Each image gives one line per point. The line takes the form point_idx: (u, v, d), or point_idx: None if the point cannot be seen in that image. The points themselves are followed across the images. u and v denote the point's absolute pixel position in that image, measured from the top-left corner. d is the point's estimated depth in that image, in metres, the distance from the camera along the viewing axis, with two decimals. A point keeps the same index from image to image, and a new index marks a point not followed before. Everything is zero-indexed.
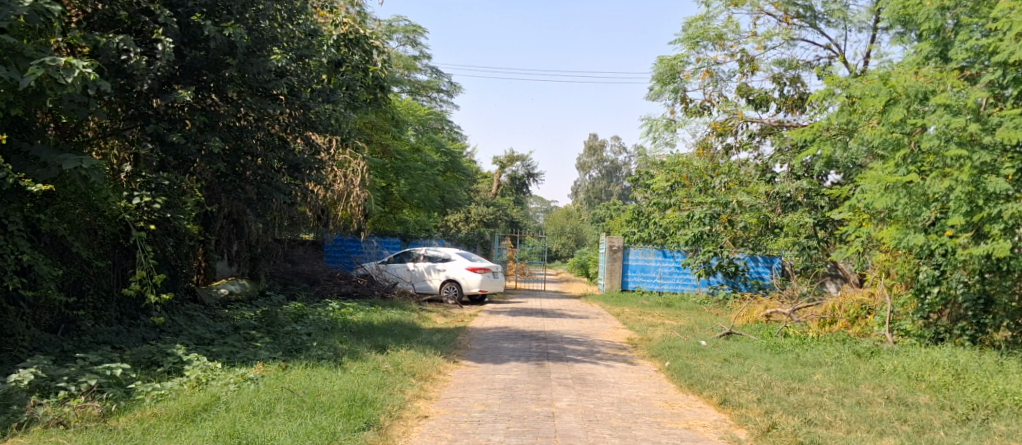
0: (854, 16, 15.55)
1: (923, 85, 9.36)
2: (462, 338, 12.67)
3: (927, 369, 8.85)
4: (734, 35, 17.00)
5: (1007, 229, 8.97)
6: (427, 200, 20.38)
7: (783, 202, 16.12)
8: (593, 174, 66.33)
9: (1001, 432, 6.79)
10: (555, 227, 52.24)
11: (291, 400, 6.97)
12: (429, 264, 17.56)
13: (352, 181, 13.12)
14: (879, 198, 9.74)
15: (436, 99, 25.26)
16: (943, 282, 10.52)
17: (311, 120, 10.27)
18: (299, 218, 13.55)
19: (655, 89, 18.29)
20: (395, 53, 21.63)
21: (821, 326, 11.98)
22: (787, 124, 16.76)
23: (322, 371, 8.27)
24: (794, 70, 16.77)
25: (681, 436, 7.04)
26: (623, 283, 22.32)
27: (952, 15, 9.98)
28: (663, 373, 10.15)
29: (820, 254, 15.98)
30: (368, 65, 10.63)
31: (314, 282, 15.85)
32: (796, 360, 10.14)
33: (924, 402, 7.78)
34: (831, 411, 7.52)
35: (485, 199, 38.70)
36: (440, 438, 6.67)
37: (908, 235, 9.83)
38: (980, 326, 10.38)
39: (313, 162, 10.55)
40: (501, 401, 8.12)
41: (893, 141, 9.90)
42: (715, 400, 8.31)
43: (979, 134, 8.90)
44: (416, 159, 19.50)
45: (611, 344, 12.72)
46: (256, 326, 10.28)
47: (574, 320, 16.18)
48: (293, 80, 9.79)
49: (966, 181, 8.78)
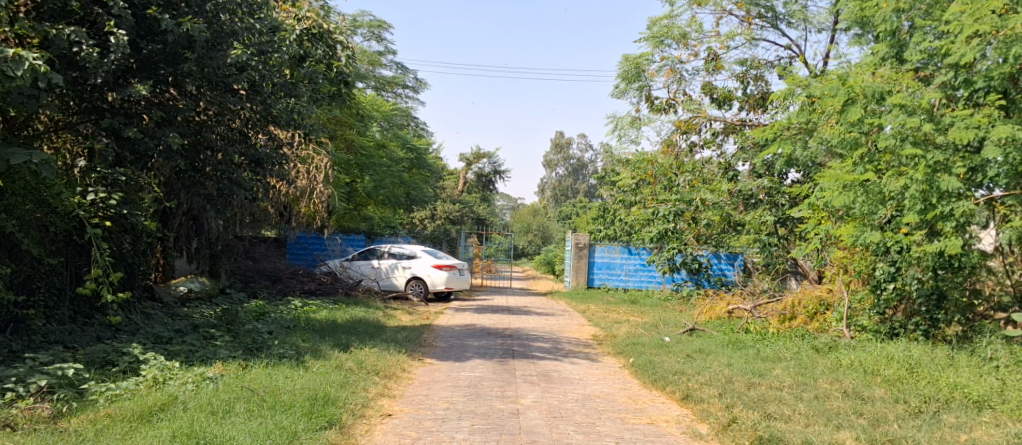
0: (813, 17, 15.80)
1: (880, 86, 9.64)
2: (426, 335, 12.66)
3: (882, 364, 9.03)
4: (698, 34, 17.19)
5: (959, 227, 9.22)
6: (393, 197, 20.26)
7: (746, 200, 16.25)
8: (560, 172, 66.51)
9: (951, 424, 6.97)
10: (522, 225, 52.28)
11: (252, 399, 6.89)
12: (394, 262, 17.47)
13: (315, 177, 12.91)
14: (839, 196, 9.93)
15: (401, 95, 25.19)
16: (898, 278, 10.73)
17: (272, 116, 10.24)
18: (259, 213, 13.29)
19: (621, 87, 18.40)
20: (359, 49, 21.51)
21: (781, 322, 12.17)
22: (750, 123, 17.02)
23: (283, 370, 8.19)
24: (756, 69, 16.99)
25: (645, 432, 7.11)
26: (589, 281, 22.46)
27: (907, 17, 10.16)
28: (628, 370, 10.23)
29: (781, 251, 15.87)
30: (331, 60, 10.46)
31: (275, 280, 15.64)
32: (756, 356, 10.30)
33: (879, 396, 7.94)
34: (791, 405, 7.64)
35: (451, 196, 38.61)
36: (404, 436, 6.66)
37: (865, 233, 10.01)
38: (933, 321, 10.62)
39: (275, 157, 10.38)
40: (465, 399, 8.11)
41: (851, 140, 10.09)
42: (678, 395, 8.42)
43: (932, 134, 9.10)
44: (382, 156, 19.38)
45: (576, 342, 12.78)
46: (214, 324, 10.11)
47: (539, 318, 16.21)
48: (254, 75, 9.68)
49: (920, 180, 8.99)
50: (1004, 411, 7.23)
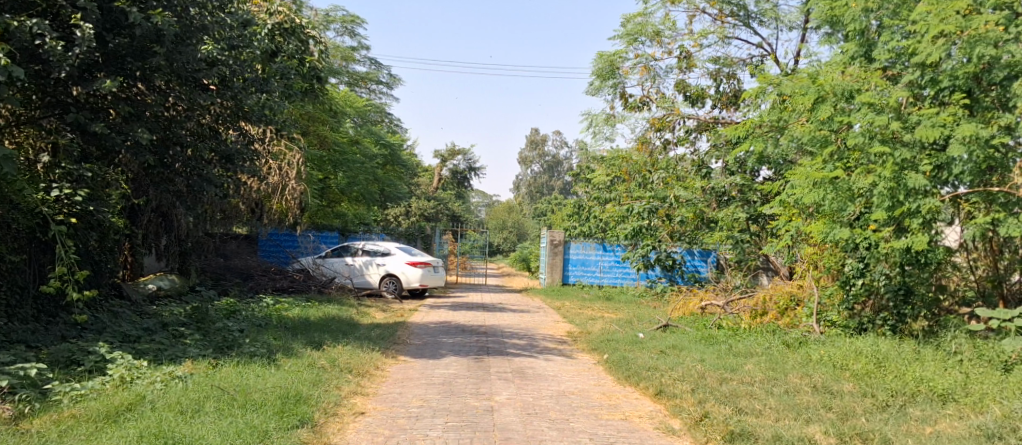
0: (784, 16, 15.97)
1: (850, 84, 9.77)
2: (401, 332, 12.64)
3: (851, 359, 9.15)
4: (672, 32, 17.30)
5: (926, 223, 9.40)
6: (367, 194, 20.15)
7: (718, 197, 16.32)
8: (535, 169, 66.58)
9: (917, 417, 7.09)
10: (497, 222, 52.30)
11: (222, 398, 6.82)
12: (367, 259, 17.39)
13: (288, 174, 12.76)
14: (808, 193, 10.07)
15: (375, 91, 25.06)
16: (866, 274, 10.91)
17: (244, 112, 10.12)
18: (231, 210, 13.06)
19: (595, 85, 18.46)
20: (333, 44, 21.36)
21: (753, 318, 12.34)
22: (723, 121, 17.16)
23: (255, 368, 8.13)
24: (729, 67, 17.14)
25: (618, 428, 7.15)
26: (564, 278, 22.52)
27: (876, 17, 10.28)
28: (601, 366, 10.29)
29: (753, 248, 15.94)
30: (303, 55, 10.58)
31: (246, 278, 15.49)
32: (729, 352, 10.40)
33: (848, 390, 8.06)
34: (761, 400, 7.73)
35: (426, 193, 38.53)
36: (377, 434, 6.64)
37: (834, 230, 10.14)
38: (901, 316, 10.79)
39: (246, 152, 10.27)
40: (440, 396, 8.09)
41: (821, 138, 10.17)
42: (651, 391, 8.48)
43: (900, 131, 9.22)
44: (355, 152, 19.27)
45: (551, 338, 12.81)
46: (184, 322, 9.98)
47: (514, 314, 16.22)
48: (224, 71, 9.56)
49: (888, 177, 9.15)
50: (967, 403, 7.36)
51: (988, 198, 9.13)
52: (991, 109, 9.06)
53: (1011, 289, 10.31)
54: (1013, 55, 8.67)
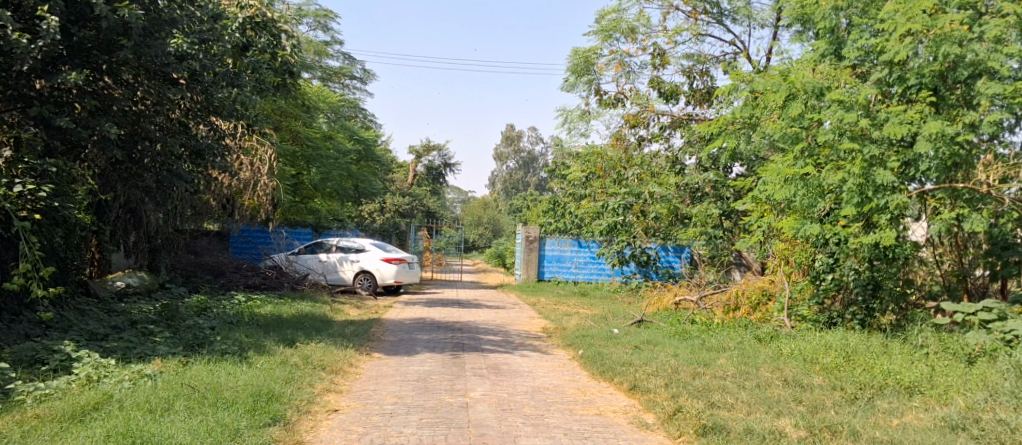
0: (757, 14, 16.12)
1: (820, 82, 9.88)
2: (375, 329, 12.58)
3: (821, 352, 9.28)
4: (646, 29, 17.37)
5: (894, 219, 9.56)
6: (342, 190, 20.04)
7: (692, 194, 16.48)
8: (510, 165, 66.62)
9: (884, 409, 7.21)
10: (472, 218, 52.22)
11: (192, 397, 6.76)
12: (342, 256, 17.29)
13: (260, 169, 12.62)
14: (779, 190, 10.23)
15: (348, 86, 24.92)
16: (836, 269, 11.02)
17: (215, 107, 9.95)
18: (202, 207, 12.78)
19: (570, 81, 18.52)
20: (305, 39, 21.20)
21: (725, 313, 12.50)
22: (696, 117, 17.30)
23: (226, 366, 8.06)
24: (703, 65, 17.26)
25: (592, 423, 7.20)
26: (539, 274, 22.56)
27: (845, 15, 10.40)
28: (577, 361, 10.33)
29: (725, 244, 16.08)
30: (275, 49, 10.48)
31: (218, 275, 15.31)
32: (702, 346, 10.49)
33: (818, 383, 8.17)
34: (733, 394, 7.82)
35: (401, 190, 38.43)
36: (351, 432, 6.61)
37: (805, 226, 10.28)
38: (869, 310, 10.94)
39: (217, 147, 10.23)
40: (414, 393, 8.08)
41: (792, 135, 10.32)
42: (625, 386, 8.54)
43: (869, 128, 9.31)
44: (329, 148, 19.14)
45: (526, 334, 12.84)
46: (154, 320, 9.85)
47: (490, 310, 16.24)
48: (194, 65, 9.37)
49: (857, 174, 9.28)
50: (932, 396, 7.50)
51: (953, 195, 9.24)
52: (957, 107, 9.12)
53: (975, 283, 10.34)
54: (976, 54, 8.76)
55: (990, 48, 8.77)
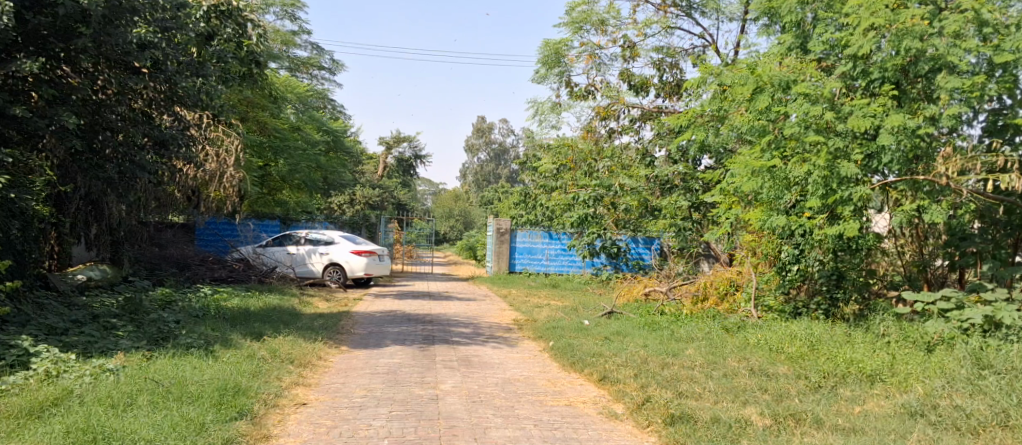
0: (725, 7, 16.26)
1: (786, 75, 10.00)
2: (344, 322, 12.51)
3: (786, 342, 9.41)
4: (616, 21, 17.42)
5: (858, 210, 9.70)
6: (310, 181, 19.86)
7: (662, 186, 16.51)
8: (482, 157, 66.53)
9: (847, 397, 7.34)
10: (443, 210, 52.04)
11: (156, 391, 6.68)
12: (311, 248, 17.17)
13: (226, 160, 12.45)
14: (747, 182, 10.34)
15: (317, 76, 24.67)
16: (801, 260, 11.14)
17: (178, 96, 9.79)
18: (167, 199, 12.50)
19: (541, 73, 18.51)
20: (272, 28, 20.94)
21: (693, 304, 12.54)
22: (666, 110, 17.41)
23: (191, 360, 7.96)
24: (672, 58, 17.36)
25: (562, 413, 7.24)
26: (510, 266, 22.58)
27: (811, 9, 10.53)
28: (547, 353, 10.36)
29: (695, 236, 16.05)
30: (241, 39, 10.26)
31: (183, 267, 15.06)
32: (670, 337, 10.59)
33: (783, 372, 8.30)
34: (701, 383, 7.91)
35: (370, 182, 38.23)
36: (319, 425, 6.58)
37: (771, 218, 10.43)
38: (833, 300, 11.15)
39: (181, 137, 9.96)
40: (384, 386, 8.05)
41: (759, 128, 10.50)
42: (595, 377, 8.59)
43: (834, 121, 9.43)
44: (297, 138, 18.92)
45: (497, 327, 12.84)
46: (116, 314, 9.69)
47: (461, 303, 16.23)
48: (157, 54, 9.21)
49: (822, 166, 9.42)
50: (892, 383, 7.64)
51: (914, 186, 9.32)
52: (918, 101, 9.28)
53: (935, 273, 10.48)
54: (936, 49, 8.92)
55: (949, 43, 8.92)
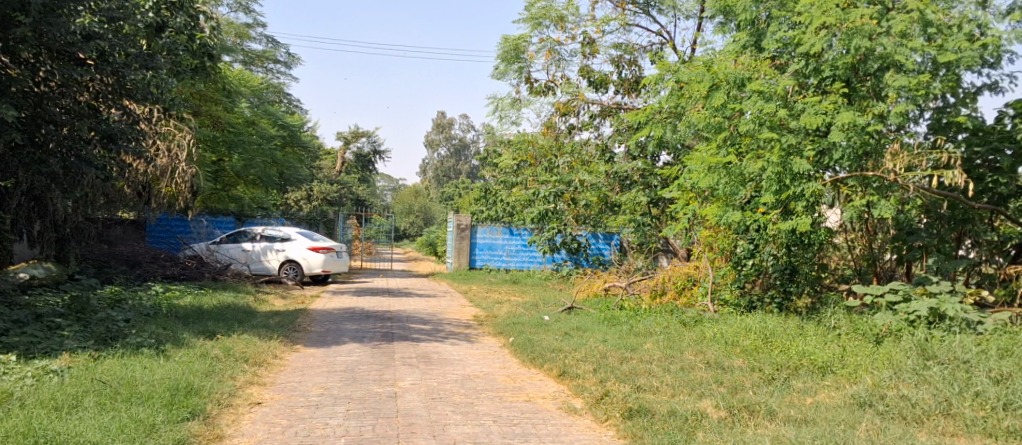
0: (682, 5, 16.41)
1: (741, 73, 10.17)
2: (301, 320, 12.35)
3: (741, 335, 9.54)
4: (575, 18, 17.47)
5: (810, 205, 9.87)
6: (267, 177, 19.57)
7: (621, 182, 16.43)
8: (442, 153, 66.31)
9: (799, 389, 7.46)
10: (403, 205, 51.68)
11: (103, 392, 6.51)
12: (266, 245, 16.93)
13: (178, 156, 12.15)
14: (703, 177, 10.48)
15: (272, 70, 24.29)
16: (756, 254, 11.42)
17: (127, 89, 9.54)
18: (115, 195, 12.13)
19: (500, 69, 18.48)
20: (226, 21, 20.56)
21: (652, 298, 12.71)
22: (625, 106, 17.51)
23: (141, 360, 7.78)
24: (630, 54, 17.46)
25: (522, 409, 7.24)
26: (471, 262, 22.53)
27: (764, 8, 10.66)
28: (507, 349, 10.36)
29: (654, 231, 16.10)
30: (193, 31, 10.05)
31: (133, 265, 14.66)
32: (629, 332, 10.66)
33: (738, 365, 8.40)
34: (658, 377, 7.98)
35: (328, 177, 37.85)
36: (274, 424, 6.48)
37: (727, 213, 10.55)
38: (787, 294, 11.30)
39: (130, 131, 9.69)
40: (341, 384, 7.97)
41: (715, 125, 10.62)
42: (555, 372, 8.61)
43: (786, 119, 9.59)
44: (252, 133, 18.63)
45: (457, 323, 12.81)
46: (61, 313, 9.43)
47: (421, 299, 16.14)
48: (103, 44, 9.06)
49: (776, 162, 9.57)
50: (843, 374, 7.78)
51: (864, 182, 9.54)
52: (867, 98, 9.46)
53: (883, 267, 10.72)
54: (885, 48, 9.12)
55: (897, 42, 9.13)
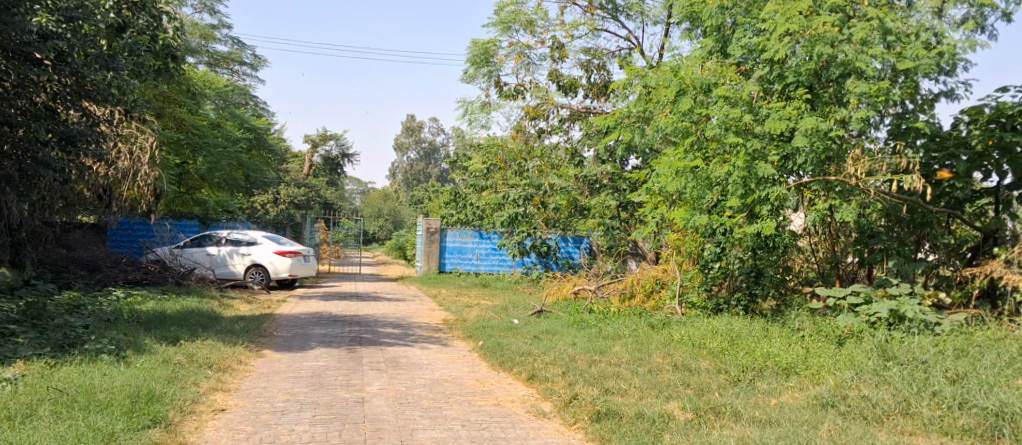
0: (649, 10, 16.54)
1: (708, 78, 10.30)
2: (266, 325, 12.19)
3: (708, 337, 9.62)
4: (544, 22, 17.52)
5: (775, 209, 9.98)
6: (232, 180, 19.29)
7: (591, 186, 16.84)
8: (411, 156, 66.03)
9: (765, 390, 7.55)
10: (372, 209, 51.30)
11: (60, 400, 6.37)
12: (232, 249, 16.72)
13: (140, 158, 11.90)
14: (671, 181, 10.53)
15: (238, 72, 24.04)
16: (723, 258, 11.41)
17: (86, 90, 9.34)
18: (74, 198, 11.84)
19: (469, 72, 18.46)
20: (190, 22, 20.29)
21: (621, 302, 12.78)
22: (594, 110, 17.58)
23: (100, 366, 7.62)
24: (599, 59, 17.55)
25: (490, 413, 7.21)
26: (441, 266, 22.45)
27: (730, 14, 10.81)
28: (476, 353, 10.33)
29: (623, 235, 16.08)
30: (156, 31, 9.94)
31: (93, 270, 14.38)
32: (598, 335, 10.70)
33: (705, 367, 8.47)
34: (627, 380, 8.01)
35: (296, 180, 37.47)
36: (239, 431, 6.38)
37: (694, 217, 10.67)
38: (752, 297, 11.35)
39: (90, 133, 9.44)
40: (308, 390, 7.88)
41: (682, 129, 10.77)
42: (524, 375, 8.60)
43: (752, 124, 9.73)
44: (216, 135, 18.41)
45: (426, 327, 12.74)
46: (17, 320, 9.21)
47: (390, 303, 16.04)
48: (61, 44, 8.88)
49: (741, 167, 9.68)
50: (806, 376, 7.83)
51: (826, 187, 9.64)
52: (829, 104, 9.58)
53: (846, 269, 10.99)
54: (846, 55, 9.23)
55: (858, 49, 9.25)
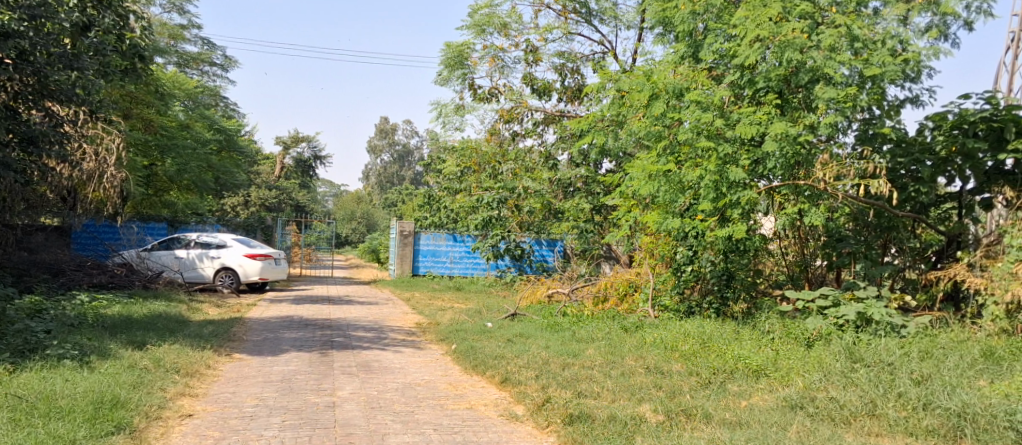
0: (623, 15, 16.63)
1: (680, 83, 10.34)
2: (236, 329, 12.03)
3: (680, 340, 9.65)
4: (518, 25, 17.53)
5: (745, 213, 10.05)
6: (201, 182, 19.02)
7: (564, 188, 16.77)
8: (385, 158, 65.69)
9: (734, 392, 7.59)
10: (344, 212, 50.91)
11: (19, 407, 6.22)
12: (201, 252, 16.49)
13: (105, 160, 11.65)
14: (644, 185, 10.60)
15: (208, 73, 23.75)
16: (695, 261, 11.67)
17: (49, 90, 9.20)
18: (36, 199, 11.61)
19: (443, 75, 18.41)
20: (159, 22, 20.02)
21: (594, 305, 12.72)
22: (568, 114, 17.62)
23: (63, 372, 7.46)
24: (573, 63, 17.59)
25: (463, 417, 7.17)
26: (414, 268, 22.34)
27: (702, 20, 10.83)
28: (449, 356, 10.27)
29: (597, 238, 16.15)
30: (122, 31, 9.87)
31: (57, 273, 14.09)
32: (572, 338, 10.70)
33: (676, 369, 8.50)
34: (599, 383, 8.01)
35: (267, 182, 37.07)
36: (206, 437, 6.28)
37: (667, 220, 10.69)
38: (724, 299, 11.52)
39: (52, 134, 9.32)
40: (277, 394, 7.78)
41: (655, 133, 10.73)
42: (497, 379, 8.55)
43: (723, 128, 9.78)
44: (185, 136, 18.16)
45: (399, 330, 12.65)
46: None
47: (363, 307, 15.92)
48: (22, 43, 8.69)
49: (713, 171, 9.74)
50: (775, 377, 7.88)
51: (796, 191, 9.72)
52: (798, 110, 9.69)
53: (814, 272, 11.07)
54: (815, 61, 9.33)
55: (826, 55, 9.35)
